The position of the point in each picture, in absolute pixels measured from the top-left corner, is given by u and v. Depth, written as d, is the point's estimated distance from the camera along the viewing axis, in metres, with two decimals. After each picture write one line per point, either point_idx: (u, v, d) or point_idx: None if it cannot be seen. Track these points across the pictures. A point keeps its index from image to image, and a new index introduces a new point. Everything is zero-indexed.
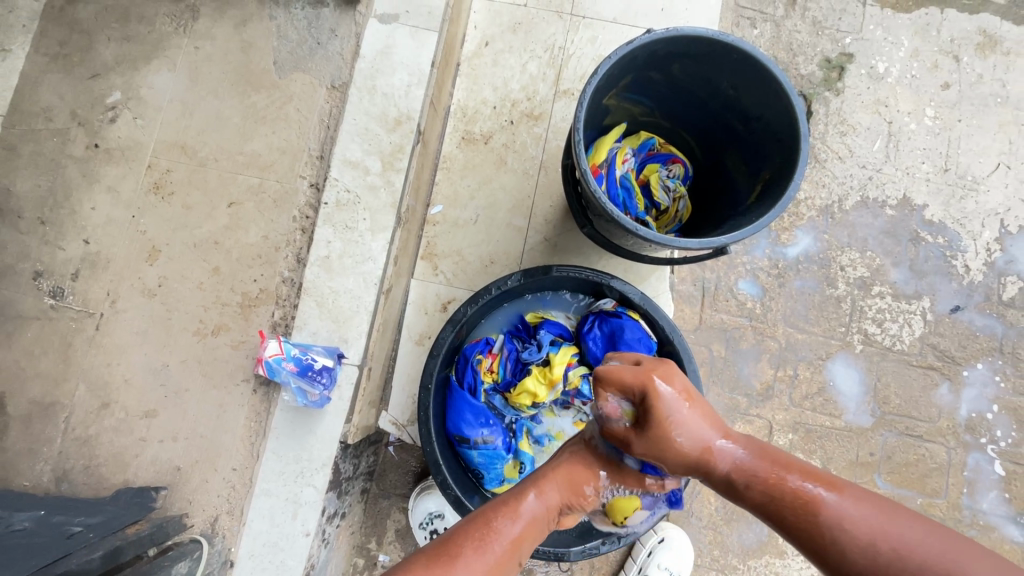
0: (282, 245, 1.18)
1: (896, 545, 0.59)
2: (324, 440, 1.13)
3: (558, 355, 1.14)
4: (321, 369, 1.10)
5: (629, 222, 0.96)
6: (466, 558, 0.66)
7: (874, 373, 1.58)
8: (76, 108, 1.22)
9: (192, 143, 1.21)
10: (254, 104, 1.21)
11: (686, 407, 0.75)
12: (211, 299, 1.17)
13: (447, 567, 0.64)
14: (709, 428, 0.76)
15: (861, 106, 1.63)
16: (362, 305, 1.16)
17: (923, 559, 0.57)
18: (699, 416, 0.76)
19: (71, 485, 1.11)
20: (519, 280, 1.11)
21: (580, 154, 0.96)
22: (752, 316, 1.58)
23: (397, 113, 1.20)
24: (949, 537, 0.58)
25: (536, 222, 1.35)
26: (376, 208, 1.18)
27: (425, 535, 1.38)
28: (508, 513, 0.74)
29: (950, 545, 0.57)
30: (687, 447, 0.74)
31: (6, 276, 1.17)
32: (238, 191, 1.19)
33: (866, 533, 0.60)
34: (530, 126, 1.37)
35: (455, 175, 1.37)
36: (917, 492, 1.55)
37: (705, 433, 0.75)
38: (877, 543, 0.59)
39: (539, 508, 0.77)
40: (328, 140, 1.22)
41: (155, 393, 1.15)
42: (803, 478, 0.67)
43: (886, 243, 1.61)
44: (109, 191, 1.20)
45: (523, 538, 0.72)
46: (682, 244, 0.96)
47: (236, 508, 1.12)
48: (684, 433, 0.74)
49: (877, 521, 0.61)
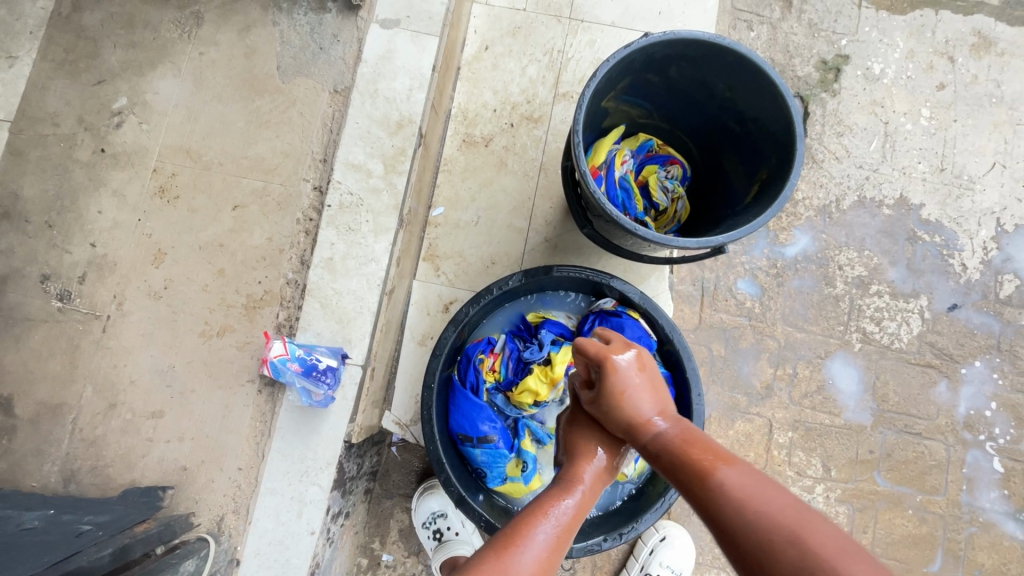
0: (286, 248, 1.20)
1: (764, 508, 0.60)
2: (328, 439, 1.14)
3: (560, 354, 1.15)
4: (325, 369, 1.11)
5: (628, 222, 0.97)
6: (528, 543, 0.69)
7: (873, 372, 1.59)
8: (82, 113, 1.24)
9: (197, 147, 1.23)
10: (257, 109, 1.23)
11: (638, 376, 0.82)
12: (216, 301, 1.18)
13: (516, 554, 0.67)
14: (650, 402, 0.81)
15: (858, 107, 1.65)
16: (365, 306, 1.17)
17: (781, 527, 0.58)
18: (648, 389, 0.83)
19: (79, 485, 1.13)
20: (520, 280, 1.12)
21: (579, 155, 0.97)
22: (751, 315, 1.59)
23: (398, 116, 1.22)
24: (816, 519, 0.58)
25: (536, 223, 1.36)
26: (378, 210, 1.20)
27: (428, 535, 1.39)
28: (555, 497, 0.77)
29: (817, 523, 0.58)
30: (625, 409, 0.80)
31: (15, 280, 1.19)
32: (243, 194, 1.21)
33: (743, 498, 0.62)
34: (530, 128, 1.39)
35: (456, 177, 1.39)
36: (917, 489, 1.56)
37: (643, 403, 0.80)
38: (746, 508, 0.61)
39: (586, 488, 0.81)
40: (331, 144, 1.23)
41: (161, 394, 1.16)
42: (708, 447, 0.70)
43: (883, 242, 1.62)
44: (115, 195, 1.22)
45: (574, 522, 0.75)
46: (680, 243, 0.98)
47: (241, 507, 1.14)
48: (627, 397, 0.81)
49: (759, 489, 0.63)
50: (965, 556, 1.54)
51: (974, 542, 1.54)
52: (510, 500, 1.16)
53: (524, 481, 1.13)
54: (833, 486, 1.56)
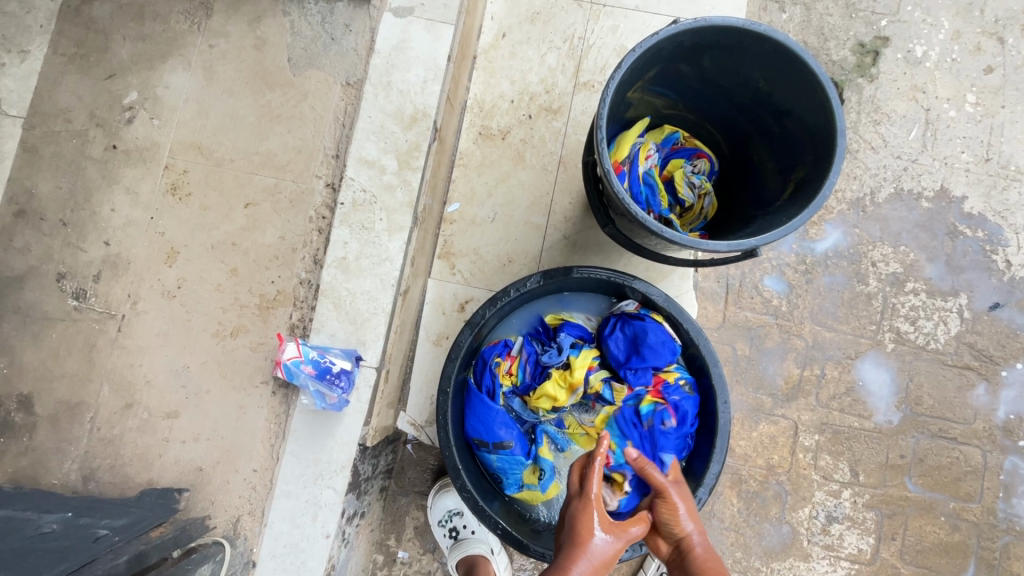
0: (298, 246, 1.17)
1: None
2: (342, 442, 1.12)
3: (579, 359, 1.11)
4: (340, 372, 1.09)
5: (653, 223, 0.92)
6: None
7: (906, 373, 1.52)
8: (94, 109, 1.22)
9: (208, 143, 1.20)
10: (269, 102, 1.20)
11: (688, 502, 0.93)
12: (228, 301, 1.17)
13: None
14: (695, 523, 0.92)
15: (897, 93, 1.55)
16: (379, 307, 1.14)
17: None
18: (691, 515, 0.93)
19: (98, 483, 1.14)
20: (539, 283, 1.07)
21: (603, 153, 0.92)
22: (777, 314, 1.54)
23: (412, 110, 1.17)
24: None
25: (555, 219, 1.31)
26: (393, 208, 1.16)
27: (444, 533, 1.40)
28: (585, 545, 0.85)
29: None
30: (679, 525, 0.91)
31: (32, 278, 1.19)
32: (255, 191, 1.18)
33: None
34: (548, 120, 1.34)
35: (472, 172, 1.34)
36: (950, 496, 1.50)
37: (697, 531, 0.91)
38: None
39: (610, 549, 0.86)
40: (344, 139, 1.19)
41: (176, 394, 1.15)
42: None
43: (921, 237, 1.54)
44: (128, 193, 1.20)
45: None
46: (710, 246, 0.92)
47: (257, 508, 1.12)
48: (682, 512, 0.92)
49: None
50: (998, 567, 1.48)
51: (1010, 552, 1.48)
52: (528, 505, 1.14)
53: (541, 489, 1.11)
54: (860, 491, 1.50)
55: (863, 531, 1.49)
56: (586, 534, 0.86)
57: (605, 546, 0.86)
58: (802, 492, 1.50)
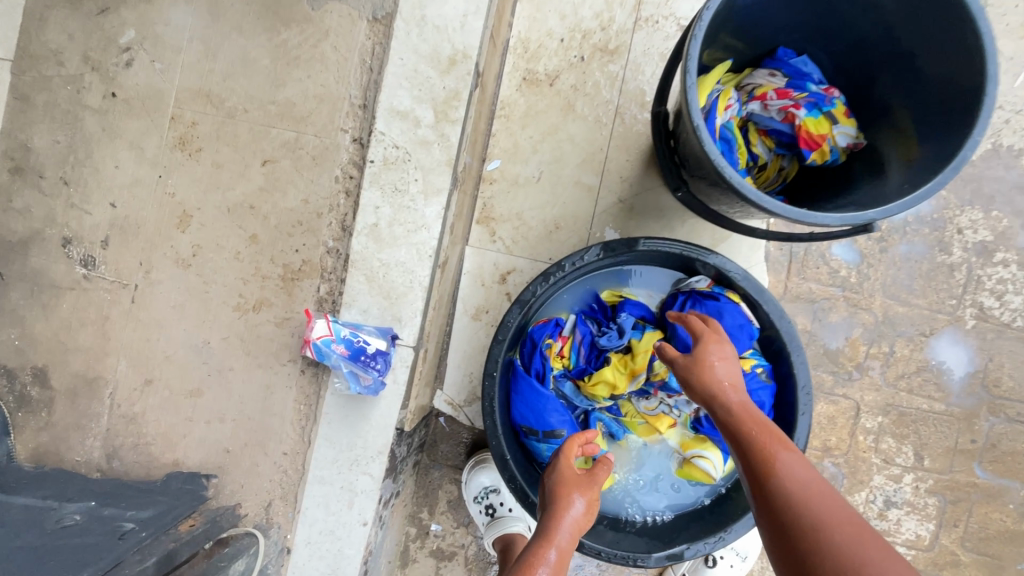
0: (324, 210, 1.04)
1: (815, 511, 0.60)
2: (378, 426, 1.03)
3: (642, 342, 0.99)
4: (375, 353, 0.98)
5: (750, 191, 0.76)
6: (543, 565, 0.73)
7: (985, 353, 1.39)
8: (88, 50, 1.07)
9: (218, 91, 1.05)
10: (284, 42, 1.03)
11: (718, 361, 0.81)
12: (249, 271, 1.05)
13: (549, 539, 0.76)
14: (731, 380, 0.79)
15: (1006, 29, 1.32)
16: (416, 280, 1.02)
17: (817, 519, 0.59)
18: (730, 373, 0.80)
19: (122, 462, 1.08)
20: (599, 256, 0.95)
21: (694, 102, 0.76)
22: (845, 286, 1.39)
23: (451, 50, 1.00)
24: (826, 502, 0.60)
25: (609, 180, 1.16)
26: (429, 166, 1.01)
27: (479, 510, 1.35)
28: (564, 502, 0.80)
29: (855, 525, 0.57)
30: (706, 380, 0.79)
31: (36, 243, 1.08)
32: (273, 147, 1.04)
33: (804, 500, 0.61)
34: (603, 63, 1.16)
35: (515, 124, 1.17)
36: (1021, 483, 1.39)
37: (729, 385, 0.78)
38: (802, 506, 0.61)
39: (585, 507, 0.81)
40: (372, 86, 1.03)
41: (198, 371, 1.07)
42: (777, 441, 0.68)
43: (1017, 201, 1.35)
44: (132, 148, 1.07)
45: (570, 545, 0.77)
46: (819, 219, 0.75)
47: (289, 493, 1.05)
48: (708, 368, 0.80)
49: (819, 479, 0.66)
50: None
51: None
52: None
53: None
54: (923, 476, 1.41)
55: (923, 517, 1.41)
56: (563, 496, 0.81)
57: (586, 509, 0.81)
58: (859, 475, 1.42)
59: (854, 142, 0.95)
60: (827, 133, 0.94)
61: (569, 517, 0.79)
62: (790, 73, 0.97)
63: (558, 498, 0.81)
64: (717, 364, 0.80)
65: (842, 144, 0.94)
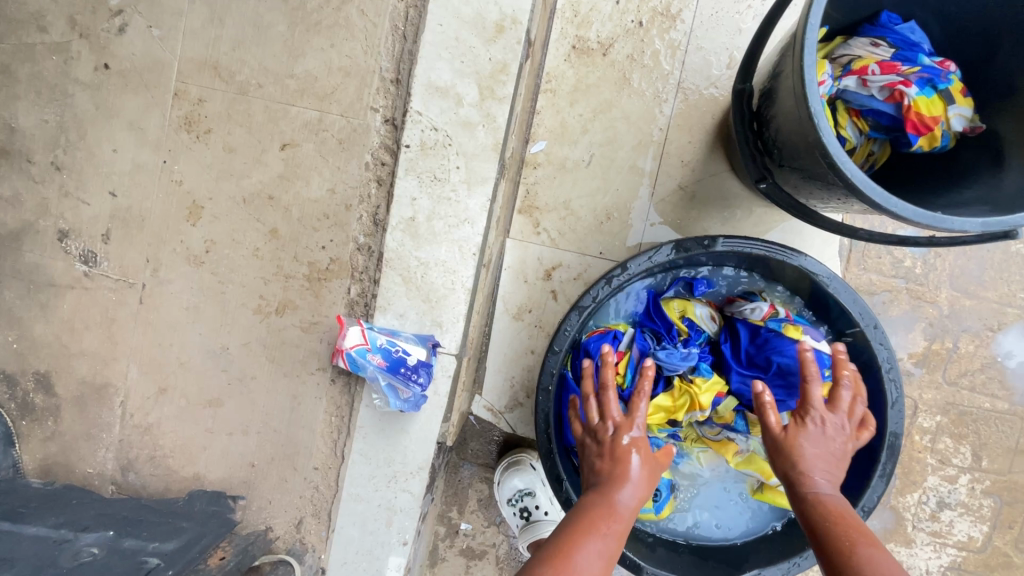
0: (353, 202, 0.92)
1: None
2: (418, 440, 0.94)
3: (705, 382, 0.91)
4: (415, 364, 0.88)
5: (875, 192, 0.66)
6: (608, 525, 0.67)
7: None
8: (74, 13, 0.92)
9: (228, 62, 0.91)
10: (302, 5, 0.89)
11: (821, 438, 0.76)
12: (270, 270, 0.94)
13: (612, 497, 0.70)
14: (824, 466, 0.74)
15: None
16: (458, 281, 0.91)
17: None
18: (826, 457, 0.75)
19: (138, 475, 0.99)
20: (670, 256, 0.84)
21: (812, 87, 0.64)
22: (909, 277, 1.28)
23: (497, 15, 0.86)
24: None
25: (667, 163, 1.03)
26: (472, 152, 0.89)
27: (513, 512, 1.24)
28: (622, 455, 0.74)
29: None
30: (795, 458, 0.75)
31: (28, 236, 0.96)
32: (292, 128, 0.91)
33: None
34: (663, 29, 1.01)
35: (562, 100, 1.04)
36: None
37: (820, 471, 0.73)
38: None
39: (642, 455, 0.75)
40: (405, 57, 0.89)
41: (216, 379, 0.97)
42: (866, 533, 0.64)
43: None
44: (132, 129, 0.94)
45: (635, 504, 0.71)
46: (956, 226, 0.66)
47: (321, 510, 0.97)
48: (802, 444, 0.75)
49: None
50: None
51: None
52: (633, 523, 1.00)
53: (656, 511, 0.97)
54: (980, 477, 1.33)
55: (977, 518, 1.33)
56: (622, 449, 0.75)
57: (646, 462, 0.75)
58: (913, 476, 1.32)
59: (971, 124, 0.83)
60: (941, 114, 0.81)
61: (630, 470, 0.73)
62: (896, 42, 0.83)
63: (616, 453, 0.75)
64: (813, 441, 0.76)
65: (955, 128, 0.82)
